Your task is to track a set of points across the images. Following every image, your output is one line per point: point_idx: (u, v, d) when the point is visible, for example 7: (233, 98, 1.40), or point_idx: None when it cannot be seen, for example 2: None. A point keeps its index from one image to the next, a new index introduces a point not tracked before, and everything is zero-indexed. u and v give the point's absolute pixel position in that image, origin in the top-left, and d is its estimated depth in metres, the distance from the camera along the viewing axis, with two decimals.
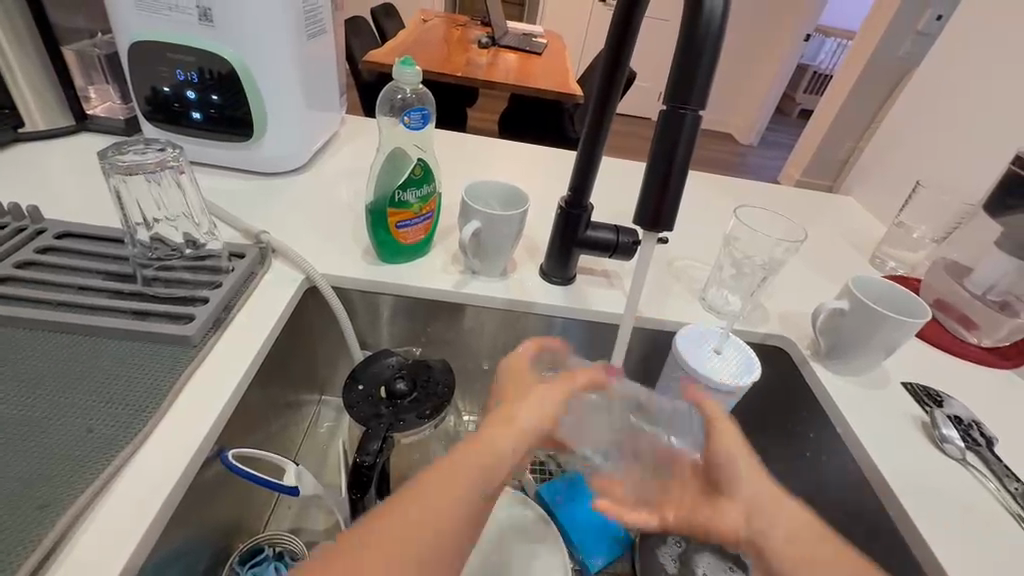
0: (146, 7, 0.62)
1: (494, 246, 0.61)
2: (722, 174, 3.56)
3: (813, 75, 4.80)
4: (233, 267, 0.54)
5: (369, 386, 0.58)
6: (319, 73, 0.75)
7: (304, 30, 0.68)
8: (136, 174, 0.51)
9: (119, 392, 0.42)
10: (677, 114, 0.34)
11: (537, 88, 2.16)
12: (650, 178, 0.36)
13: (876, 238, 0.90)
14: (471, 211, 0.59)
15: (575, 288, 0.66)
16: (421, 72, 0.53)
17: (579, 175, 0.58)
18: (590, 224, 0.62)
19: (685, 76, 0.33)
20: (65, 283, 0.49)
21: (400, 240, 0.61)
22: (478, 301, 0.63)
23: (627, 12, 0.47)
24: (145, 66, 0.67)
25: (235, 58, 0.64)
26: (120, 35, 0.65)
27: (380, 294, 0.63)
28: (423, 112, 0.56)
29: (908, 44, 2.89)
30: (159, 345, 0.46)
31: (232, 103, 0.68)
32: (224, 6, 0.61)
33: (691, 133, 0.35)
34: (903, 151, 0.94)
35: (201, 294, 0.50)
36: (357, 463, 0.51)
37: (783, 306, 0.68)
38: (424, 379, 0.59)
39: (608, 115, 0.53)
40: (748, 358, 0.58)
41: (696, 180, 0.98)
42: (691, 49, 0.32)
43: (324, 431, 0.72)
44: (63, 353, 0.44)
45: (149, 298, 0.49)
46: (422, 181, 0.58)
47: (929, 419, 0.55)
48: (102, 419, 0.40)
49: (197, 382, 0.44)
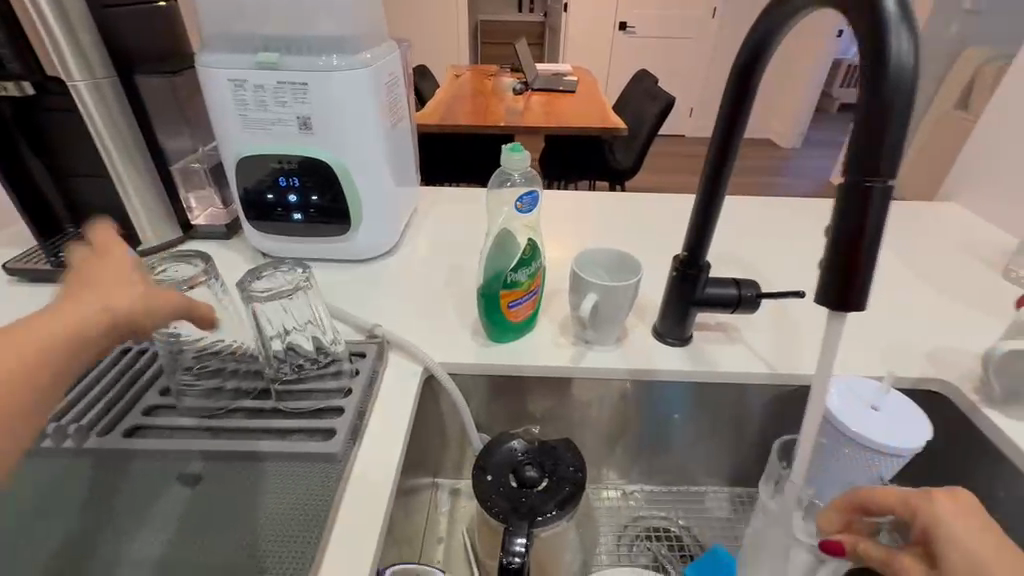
0: (250, 123, 0.65)
1: (610, 316, 0.58)
2: (771, 181, 3.46)
3: (849, 69, 4.65)
4: (357, 368, 0.54)
5: (498, 476, 0.56)
6: (402, 156, 0.77)
7: (389, 119, 0.70)
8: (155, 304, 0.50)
9: (281, 524, 0.41)
10: (862, 187, 0.31)
11: (577, 126, 2.18)
12: (833, 257, 0.33)
13: (1002, 248, 0.82)
14: (585, 284, 0.57)
15: (693, 347, 0.63)
16: (530, 155, 0.52)
17: (695, 235, 0.55)
18: (709, 281, 0.59)
19: (872, 147, 0.30)
20: (211, 408, 0.50)
21: (512, 319, 0.60)
22: (597, 375, 0.61)
23: (746, 68, 0.45)
24: (249, 178, 0.69)
25: (334, 158, 0.66)
26: (225, 152, 0.68)
27: (493, 376, 0.61)
28: (534, 195, 0.54)
29: (956, 25, 2.74)
30: (309, 464, 0.45)
31: (331, 200, 0.70)
32: (323, 113, 0.63)
33: (884, 205, 0.31)
34: (1012, 151, 0.87)
35: (335, 404, 0.50)
36: (503, 565, 0.48)
37: (926, 344, 0.62)
38: (553, 464, 0.57)
39: (726, 171, 0.50)
40: (916, 419, 0.52)
41: (784, 210, 0.93)
42: (878, 118, 0.30)
43: (443, 517, 0.70)
44: (222, 483, 0.44)
45: (287, 414, 0.49)
46: (531, 260, 0.57)
47: None
48: (271, 555, 0.39)
49: (353, 499, 0.44)
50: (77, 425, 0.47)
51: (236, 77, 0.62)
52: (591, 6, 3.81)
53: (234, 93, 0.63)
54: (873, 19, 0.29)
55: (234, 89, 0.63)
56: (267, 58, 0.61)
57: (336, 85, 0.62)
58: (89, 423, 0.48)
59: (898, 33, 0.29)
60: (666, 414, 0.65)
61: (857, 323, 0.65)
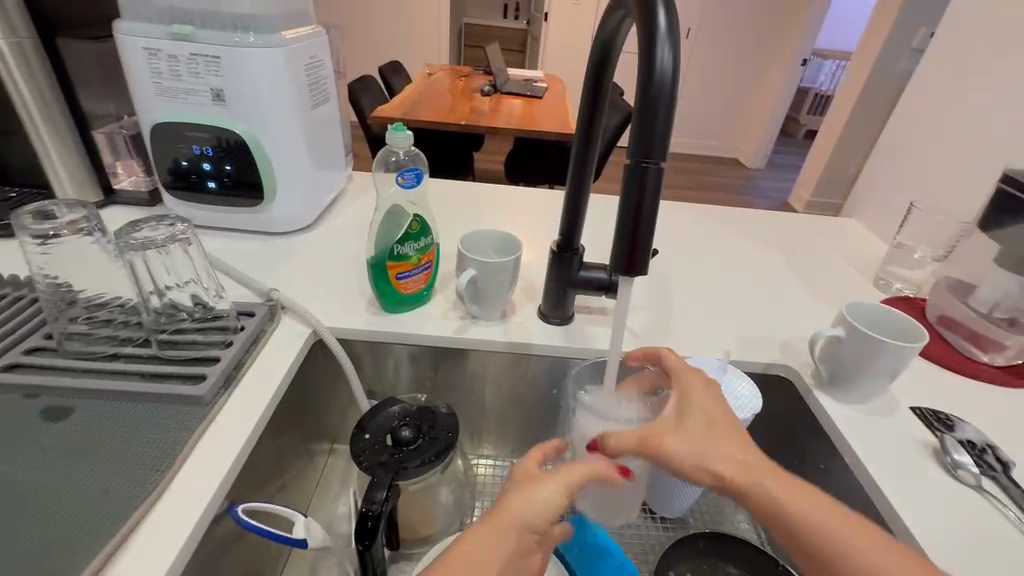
0: (164, 90, 0.68)
1: (490, 292, 0.63)
2: (732, 198, 3.59)
3: (815, 96, 4.85)
4: (243, 325, 0.57)
5: (375, 435, 0.60)
6: (324, 136, 0.80)
7: (308, 101, 0.73)
8: (27, 240, 0.52)
9: (135, 456, 0.44)
10: (641, 167, 0.36)
11: (538, 130, 2.24)
12: (622, 227, 0.38)
13: (878, 258, 0.89)
14: (467, 260, 0.61)
15: (573, 326, 0.68)
16: (413, 135, 0.57)
17: (568, 221, 0.60)
18: (584, 265, 0.64)
19: (644, 135, 0.35)
20: (86, 352, 0.52)
21: (400, 290, 0.64)
22: (479, 347, 0.65)
23: (598, 68, 0.50)
24: (165, 145, 0.72)
25: (246, 131, 0.69)
26: (142, 117, 0.71)
27: (382, 343, 0.65)
28: (416, 172, 0.59)
29: (905, 60, 2.90)
30: (174, 405, 0.48)
31: (244, 171, 0.72)
32: (234, 86, 0.67)
33: (655, 185, 0.37)
34: (893, 170, 0.95)
35: (213, 354, 0.53)
36: (363, 513, 0.52)
37: (781, 336, 0.69)
38: (429, 426, 0.61)
39: (590, 161, 0.55)
40: (750, 393, 0.58)
41: (694, 212, 1.00)
42: (647, 108, 0.35)
43: (338, 477, 0.73)
44: (86, 417, 0.47)
45: (164, 361, 0.52)
46: (419, 235, 0.61)
47: (939, 445, 0.55)
48: (119, 480, 0.42)
49: (211, 439, 0.47)
50: None
51: (151, 46, 0.66)
52: (569, 16, 3.90)
53: (149, 60, 0.66)
54: (649, 31, 0.35)
55: (148, 57, 0.66)
56: (180, 30, 0.65)
57: (246, 61, 0.65)
58: None
59: (662, 46, 0.34)
60: (546, 389, 0.70)
61: (726, 315, 0.71)
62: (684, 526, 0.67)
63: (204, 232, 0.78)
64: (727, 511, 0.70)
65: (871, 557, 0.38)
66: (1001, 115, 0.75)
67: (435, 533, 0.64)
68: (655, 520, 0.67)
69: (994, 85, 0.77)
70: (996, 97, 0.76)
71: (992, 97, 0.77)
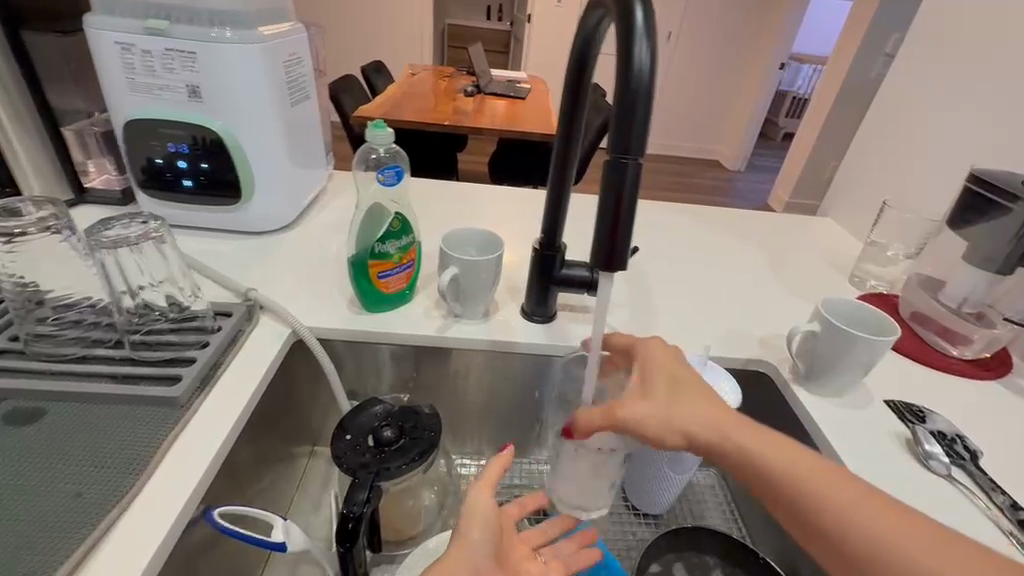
0: (138, 86, 0.66)
1: (472, 291, 0.63)
2: (714, 198, 3.64)
3: (792, 100, 4.96)
4: (220, 325, 0.56)
5: (356, 436, 0.59)
6: (304, 134, 0.79)
7: (287, 98, 0.72)
8: None
9: (105, 460, 0.42)
10: (620, 161, 0.37)
11: (522, 130, 2.25)
12: (600, 223, 0.38)
13: (853, 256, 0.92)
14: (449, 258, 0.61)
15: (556, 324, 0.68)
16: (394, 132, 0.56)
17: (550, 219, 0.60)
18: (566, 263, 0.64)
19: (624, 130, 0.36)
20: (54, 355, 0.50)
21: (383, 290, 0.63)
22: (462, 345, 0.65)
23: (579, 63, 0.50)
24: (138, 142, 0.70)
25: (223, 128, 0.68)
26: (114, 114, 0.69)
27: (363, 343, 0.64)
28: (397, 169, 0.58)
29: (877, 66, 2.99)
30: (148, 407, 0.47)
31: (221, 169, 0.71)
32: (211, 82, 0.65)
33: (634, 180, 0.37)
34: (866, 171, 0.97)
35: (188, 355, 0.52)
36: (344, 514, 0.51)
37: (759, 332, 0.70)
38: (411, 427, 0.60)
39: (571, 158, 0.56)
40: (729, 387, 0.59)
41: (675, 211, 1.01)
42: (626, 104, 0.35)
43: (319, 479, 0.72)
44: (52, 421, 0.45)
45: (135, 363, 0.50)
46: (400, 233, 0.61)
47: (911, 436, 0.56)
48: (90, 483, 0.40)
49: (186, 441, 0.45)
50: None
51: (123, 40, 0.64)
52: (552, 19, 3.92)
53: (121, 55, 0.65)
54: (627, 27, 0.35)
55: (121, 52, 0.64)
56: (154, 24, 0.63)
57: (223, 56, 0.64)
58: None
59: (639, 43, 0.35)
60: (529, 387, 0.70)
61: (706, 313, 0.72)
62: (666, 521, 0.67)
63: (179, 231, 0.76)
64: (709, 507, 0.70)
65: (820, 487, 0.40)
66: (967, 118, 0.78)
67: (419, 535, 0.63)
68: (637, 517, 0.67)
69: (960, 88, 0.80)
70: (963, 100, 0.79)
71: (960, 99, 0.79)
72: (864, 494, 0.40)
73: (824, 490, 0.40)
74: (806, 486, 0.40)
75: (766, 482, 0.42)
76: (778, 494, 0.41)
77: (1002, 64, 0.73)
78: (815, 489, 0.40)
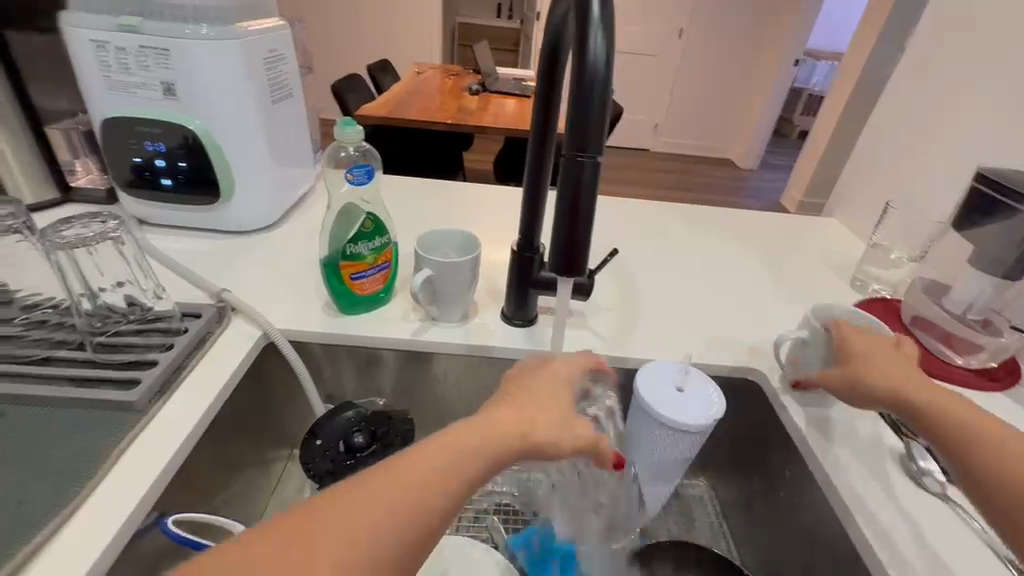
0: (114, 84, 0.66)
1: (448, 293, 0.61)
2: (725, 198, 3.57)
3: (807, 98, 4.85)
4: (187, 327, 0.55)
5: (327, 442, 0.57)
6: (287, 132, 0.78)
7: (267, 95, 0.71)
8: None
9: (53, 466, 0.41)
10: (576, 159, 0.34)
11: (527, 129, 2.23)
12: (557, 225, 0.36)
13: (856, 259, 0.88)
14: (422, 259, 0.59)
15: (536, 328, 0.66)
16: (363, 129, 0.55)
17: (527, 220, 0.58)
18: (545, 265, 0.62)
19: (580, 126, 0.34)
20: (15, 356, 0.49)
21: (356, 291, 0.62)
22: (438, 348, 0.63)
23: (551, 55, 0.48)
24: (117, 141, 0.69)
25: (200, 126, 0.67)
26: (92, 112, 0.68)
27: (336, 346, 0.63)
28: (366, 167, 0.56)
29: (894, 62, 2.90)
30: (104, 411, 0.46)
31: (200, 168, 0.70)
32: (187, 80, 0.64)
33: (591, 179, 0.35)
34: (871, 169, 0.93)
35: (150, 357, 0.51)
36: None
37: (750, 338, 0.67)
38: (383, 433, 0.59)
39: (546, 156, 0.53)
40: (713, 397, 0.56)
41: (671, 212, 0.98)
42: (580, 98, 0.33)
43: (295, 484, 0.70)
44: (5, 425, 0.44)
45: (95, 365, 0.50)
46: (373, 234, 0.59)
47: (906, 451, 0.53)
48: (34, 491, 0.39)
49: (138, 448, 0.44)
50: None
51: (98, 37, 0.63)
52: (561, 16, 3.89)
53: (96, 53, 0.64)
54: (582, 15, 0.33)
55: (96, 49, 0.64)
56: (128, 21, 0.62)
57: (197, 52, 0.63)
58: None
59: (594, 33, 0.32)
60: None
61: (695, 317, 0.69)
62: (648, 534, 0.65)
63: (160, 230, 0.76)
64: (696, 519, 0.67)
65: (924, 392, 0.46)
66: (974, 114, 0.74)
67: None
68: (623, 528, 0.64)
69: (968, 82, 0.76)
70: (971, 95, 0.75)
71: (968, 94, 0.75)
72: (936, 397, 0.45)
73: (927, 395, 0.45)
74: (920, 395, 0.46)
75: (901, 404, 0.46)
76: (913, 406, 0.46)
77: (1012, 57, 0.69)
78: (923, 398, 0.45)
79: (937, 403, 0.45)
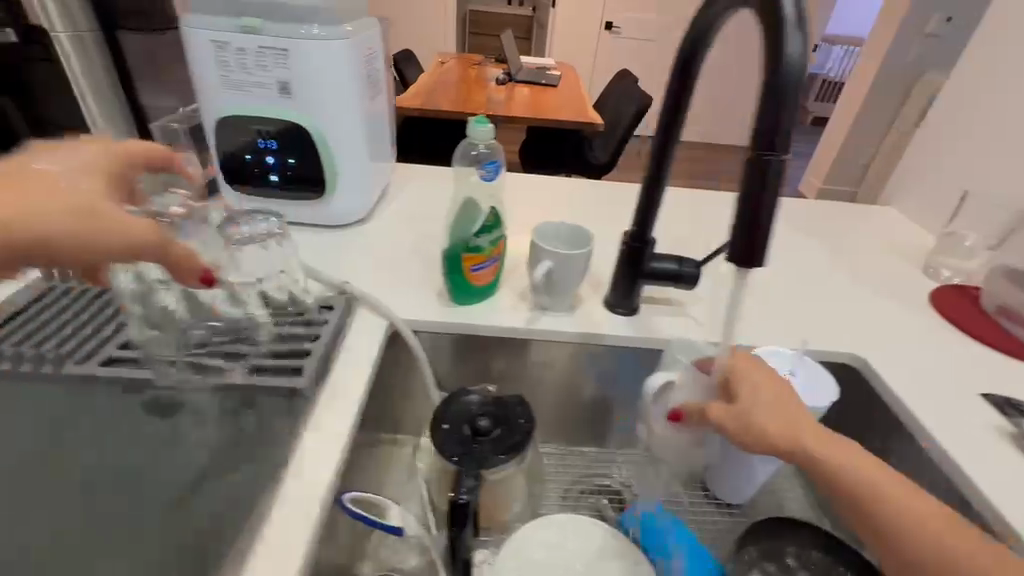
0: (230, 83, 0.68)
1: (564, 284, 0.64)
2: (744, 186, 3.58)
3: (823, 83, 4.82)
4: (326, 319, 0.58)
5: (454, 425, 0.61)
6: (379, 127, 0.80)
7: (368, 92, 0.73)
8: None
9: (247, 450, 0.44)
10: (763, 159, 0.37)
11: (557, 119, 2.24)
12: (739, 219, 0.39)
13: (925, 247, 0.90)
14: (542, 251, 0.62)
15: (640, 317, 0.68)
16: (494, 127, 0.56)
17: (642, 211, 0.60)
18: (655, 256, 0.65)
19: (771, 128, 0.36)
20: (179, 347, 0.52)
21: (473, 282, 0.64)
22: (550, 337, 0.66)
23: (692, 52, 0.51)
24: (228, 138, 0.72)
25: (311, 123, 0.69)
26: (206, 111, 0.71)
27: (453, 335, 0.66)
28: (496, 163, 0.61)
29: (918, 49, 2.89)
30: (274, 398, 0.49)
31: (308, 164, 0.72)
32: (302, 78, 0.66)
33: (780, 175, 0.37)
34: (937, 159, 0.95)
35: (303, 347, 0.54)
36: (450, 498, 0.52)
37: (843, 324, 0.70)
38: (505, 416, 0.62)
39: (671, 150, 0.56)
40: (826, 384, 0.59)
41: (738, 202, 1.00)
42: (776, 97, 0.35)
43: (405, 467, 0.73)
44: (190, 411, 0.47)
45: (254, 355, 0.52)
46: (493, 226, 0.62)
47: (1015, 430, 0.56)
48: (238, 472, 0.42)
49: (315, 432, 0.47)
50: (56, 352, 0.50)
51: (218, 38, 0.65)
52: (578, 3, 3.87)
53: (216, 53, 0.66)
54: (774, 22, 0.35)
55: (216, 50, 0.66)
56: (248, 23, 0.64)
57: (313, 52, 0.65)
58: (67, 351, 0.50)
59: (793, 34, 0.35)
60: (610, 378, 0.71)
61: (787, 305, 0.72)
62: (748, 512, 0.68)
63: None
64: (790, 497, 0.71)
65: (849, 468, 0.43)
66: None
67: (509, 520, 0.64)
68: (721, 509, 0.68)
69: None
70: None
71: None
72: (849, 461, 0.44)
73: (865, 477, 0.43)
74: (855, 476, 0.43)
75: (863, 499, 0.42)
76: (847, 496, 0.43)
77: None
78: (866, 479, 0.43)
79: (878, 491, 0.42)
